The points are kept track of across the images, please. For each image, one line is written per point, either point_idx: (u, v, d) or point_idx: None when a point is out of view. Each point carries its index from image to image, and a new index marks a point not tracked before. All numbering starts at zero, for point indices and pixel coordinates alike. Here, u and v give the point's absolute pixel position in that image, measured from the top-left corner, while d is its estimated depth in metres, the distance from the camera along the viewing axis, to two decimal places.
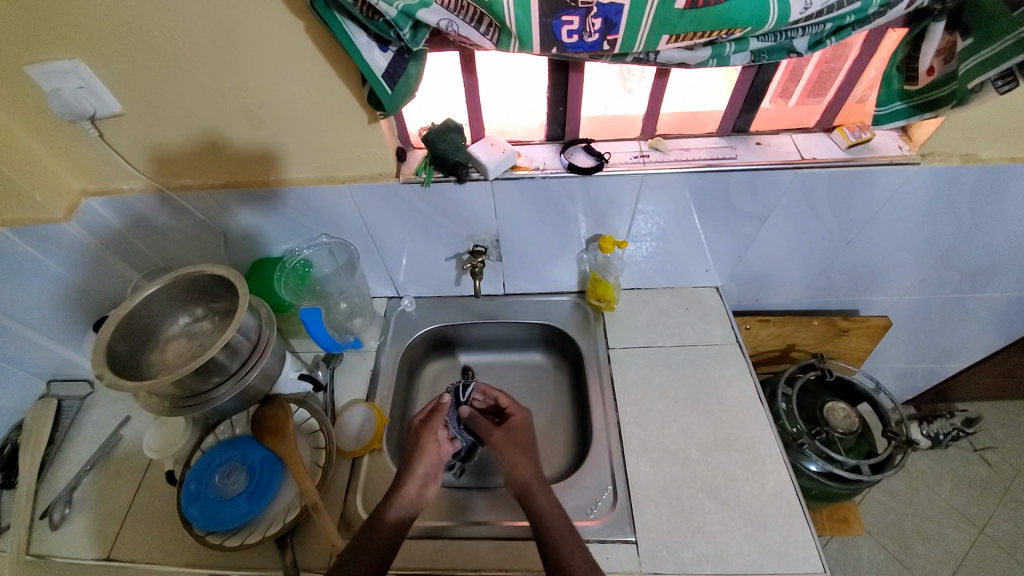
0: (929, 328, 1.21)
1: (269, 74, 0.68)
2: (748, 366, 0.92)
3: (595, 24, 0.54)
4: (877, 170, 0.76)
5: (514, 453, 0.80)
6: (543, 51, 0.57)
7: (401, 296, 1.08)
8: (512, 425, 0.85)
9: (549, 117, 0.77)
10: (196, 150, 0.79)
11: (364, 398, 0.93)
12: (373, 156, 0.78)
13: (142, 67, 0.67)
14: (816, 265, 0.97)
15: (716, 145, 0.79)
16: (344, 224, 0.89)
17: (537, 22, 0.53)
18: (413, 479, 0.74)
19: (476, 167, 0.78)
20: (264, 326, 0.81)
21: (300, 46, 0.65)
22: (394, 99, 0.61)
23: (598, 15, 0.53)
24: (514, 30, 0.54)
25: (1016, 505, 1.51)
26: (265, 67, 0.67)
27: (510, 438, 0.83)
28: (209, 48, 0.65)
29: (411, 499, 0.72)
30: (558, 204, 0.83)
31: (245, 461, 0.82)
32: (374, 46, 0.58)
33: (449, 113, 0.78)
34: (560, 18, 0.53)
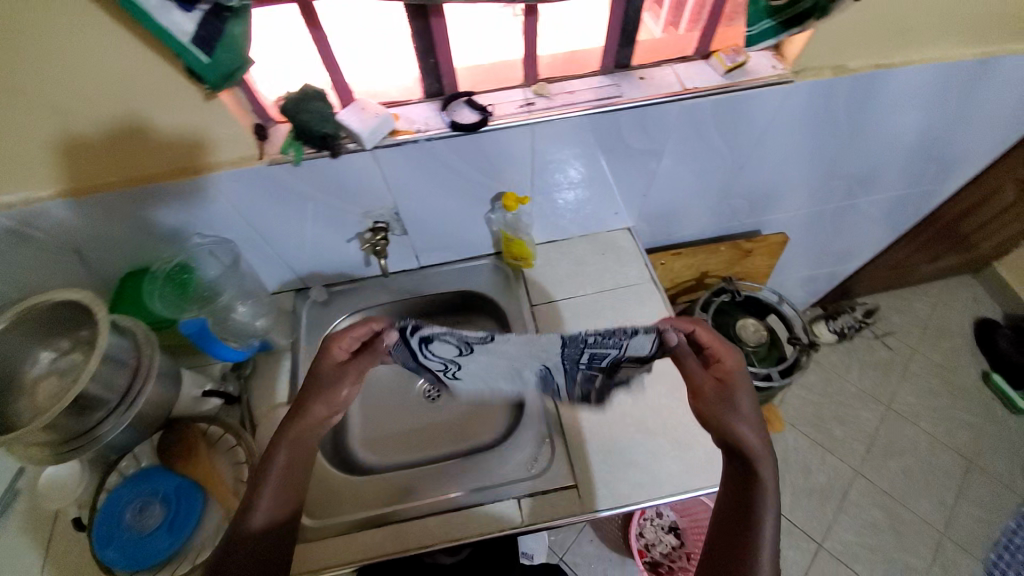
0: (825, 235, 1.30)
1: (74, 54, 0.56)
2: (664, 301, 0.95)
3: None
4: (755, 92, 0.77)
5: (722, 406, 0.62)
6: None
7: (309, 286, 1.01)
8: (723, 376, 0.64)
9: (421, 72, 0.71)
10: (14, 159, 0.66)
11: (284, 401, 0.88)
12: (226, 142, 0.70)
13: None
14: (717, 192, 0.99)
15: (600, 84, 0.76)
16: (220, 219, 0.80)
17: None
18: (327, 405, 0.67)
19: (351, 136, 0.71)
20: (143, 350, 0.75)
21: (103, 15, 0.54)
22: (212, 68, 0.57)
23: None
24: None
25: (910, 379, 1.74)
26: (67, 46, 0.55)
27: (725, 395, 0.63)
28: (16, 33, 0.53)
29: (317, 422, 0.66)
30: (450, 167, 0.78)
31: (158, 492, 0.76)
32: (173, 8, 0.52)
33: (307, 80, 0.70)
34: None
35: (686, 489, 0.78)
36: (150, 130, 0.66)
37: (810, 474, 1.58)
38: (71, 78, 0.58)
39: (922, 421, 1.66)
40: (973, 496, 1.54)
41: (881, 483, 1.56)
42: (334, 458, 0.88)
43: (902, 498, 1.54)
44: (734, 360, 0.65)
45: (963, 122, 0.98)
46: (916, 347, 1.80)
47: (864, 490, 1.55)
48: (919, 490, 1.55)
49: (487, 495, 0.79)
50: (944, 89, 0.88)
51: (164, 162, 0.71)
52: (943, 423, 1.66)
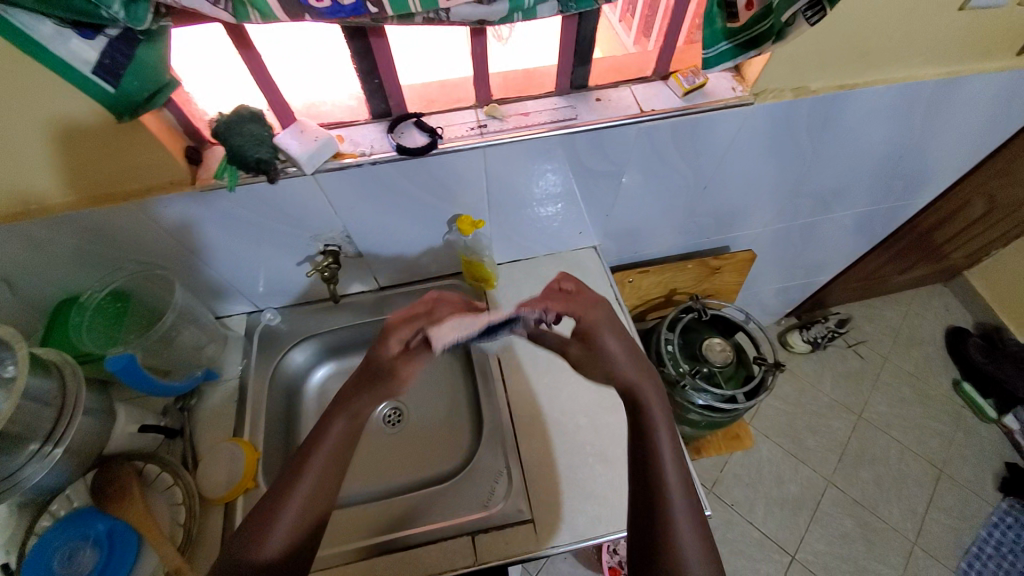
0: (795, 249, 1.30)
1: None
2: (629, 323, 0.93)
3: None
4: (714, 115, 0.75)
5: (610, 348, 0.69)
6: (295, 18, 0.49)
7: (263, 309, 0.97)
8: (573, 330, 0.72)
9: (366, 94, 0.67)
10: None
11: (231, 435, 0.84)
12: (154, 166, 0.65)
13: None
14: (683, 211, 0.98)
15: (556, 106, 0.73)
16: (156, 245, 0.76)
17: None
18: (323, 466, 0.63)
19: (290, 160, 0.67)
20: (69, 387, 0.70)
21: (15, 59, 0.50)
22: (121, 100, 0.54)
23: None
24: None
25: (881, 387, 1.75)
26: None
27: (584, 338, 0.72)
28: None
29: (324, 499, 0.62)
30: (400, 189, 0.74)
31: (90, 536, 0.70)
32: (72, 35, 0.49)
33: (246, 101, 0.67)
34: None
35: None
36: (95, 156, 0.62)
37: (783, 484, 1.58)
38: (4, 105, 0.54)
39: (893, 429, 1.68)
40: (940, 504, 1.56)
41: (853, 493, 1.57)
42: None
43: (872, 508, 1.55)
44: (579, 284, 0.74)
45: (926, 141, 0.98)
46: (887, 356, 1.81)
47: (836, 501, 1.55)
48: (889, 499, 1.56)
49: (440, 531, 0.76)
50: (906, 110, 0.88)
51: (108, 186, 0.66)
52: (912, 432, 1.67)
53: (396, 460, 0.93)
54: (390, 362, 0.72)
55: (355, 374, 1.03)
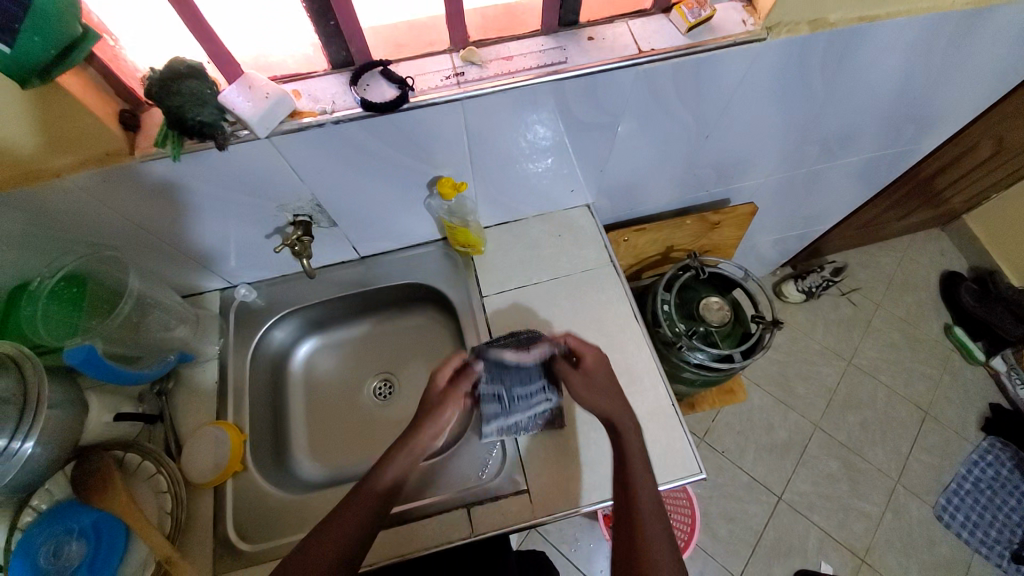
0: (797, 199, 1.24)
1: None
2: (624, 286, 0.88)
3: None
4: (720, 54, 0.66)
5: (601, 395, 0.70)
6: None
7: (236, 284, 0.91)
8: (587, 370, 0.71)
9: (322, 38, 0.58)
10: None
11: (213, 418, 0.80)
12: (83, 134, 0.56)
13: None
14: (682, 163, 0.91)
15: (543, 47, 0.64)
16: (103, 223, 0.68)
17: None
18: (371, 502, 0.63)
19: (240, 122, 0.58)
20: (31, 382, 0.65)
21: None
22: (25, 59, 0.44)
23: None
24: None
25: (873, 334, 1.76)
26: None
27: (589, 384, 0.71)
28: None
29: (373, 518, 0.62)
30: (370, 151, 0.67)
31: (75, 529, 0.68)
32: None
33: (182, 52, 0.57)
34: None
35: None
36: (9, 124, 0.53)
37: (773, 431, 1.62)
38: None
39: (882, 375, 1.70)
40: (924, 444, 1.61)
41: (840, 436, 1.61)
42: (274, 472, 0.83)
43: (858, 449, 1.60)
44: (597, 360, 0.72)
45: (946, 79, 0.90)
46: (881, 303, 1.81)
47: (824, 444, 1.60)
48: (875, 441, 1.61)
49: (435, 504, 0.75)
50: (930, 44, 0.79)
51: (34, 159, 0.58)
52: (901, 376, 1.70)
53: (388, 432, 0.92)
54: (437, 397, 0.70)
55: (340, 348, 0.99)
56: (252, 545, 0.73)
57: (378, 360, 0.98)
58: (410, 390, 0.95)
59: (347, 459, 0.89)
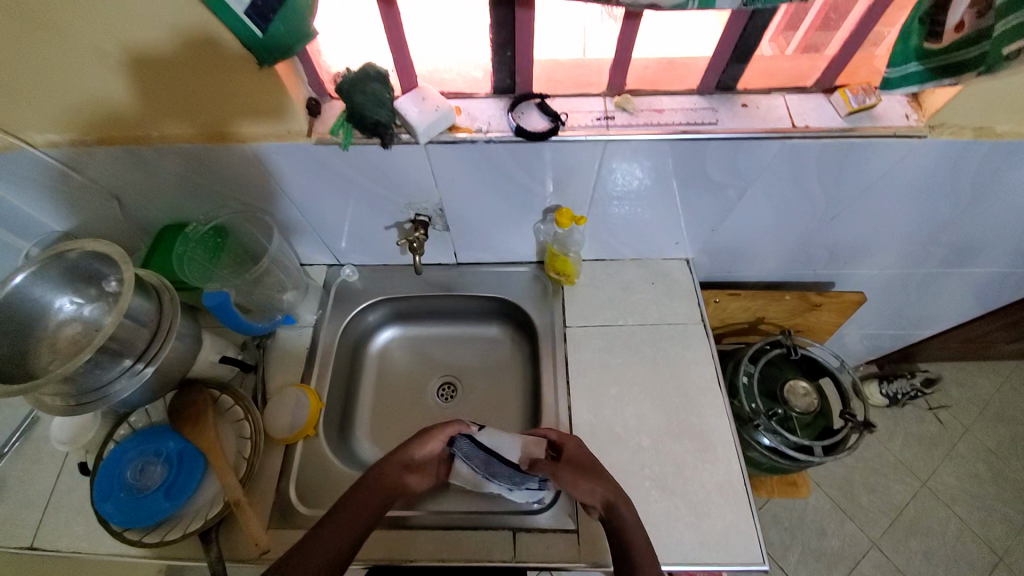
0: (904, 298, 1.16)
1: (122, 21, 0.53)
2: (711, 349, 0.86)
3: None
4: (875, 142, 0.65)
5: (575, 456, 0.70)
6: None
7: (342, 263, 0.97)
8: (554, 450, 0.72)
9: (494, 65, 0.63)
10: (38, 91, 0.61)
11: (299, 381, 0.86)
12: (274, 112, 0.64)
13: None
14: (795, 239, 0.89)
15: (694, 106, 0.66)
16: (258, 189, 0.76)
17: None
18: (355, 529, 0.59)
19: (405, 126, 0.64)
20: (164, 311, 0.73)
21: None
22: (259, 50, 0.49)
23: None
24: None
25: (958, 460, 1.59)
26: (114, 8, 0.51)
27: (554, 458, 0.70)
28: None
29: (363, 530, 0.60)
30: (505, 171, 0.71)
31: (162, 452, 0.76)
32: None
33: (373, 58, 0.64)
34: None
35: (696, 559, 0.71)
36: (193, 88, 0.61)
37: (824, 537, 1.48)
38: (146, 39, 0.55)
39: (959, 506, 1.52)
40: None
41: (899, 561, 1.45)
42: (338, 445, 0.87)
43: None
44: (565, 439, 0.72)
45: None
46: (971, 428, 1.64)
47: (879, 565, 1.45)
48: None
49: (486, 518, 0.76)
50: None
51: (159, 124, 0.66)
52: (982, 514, 1.51)
53: None
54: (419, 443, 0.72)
55: (415, 343, 1.03)
56: (310, 509, 0.77)
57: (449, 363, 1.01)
58: (473, 399, 0.97)
59: None
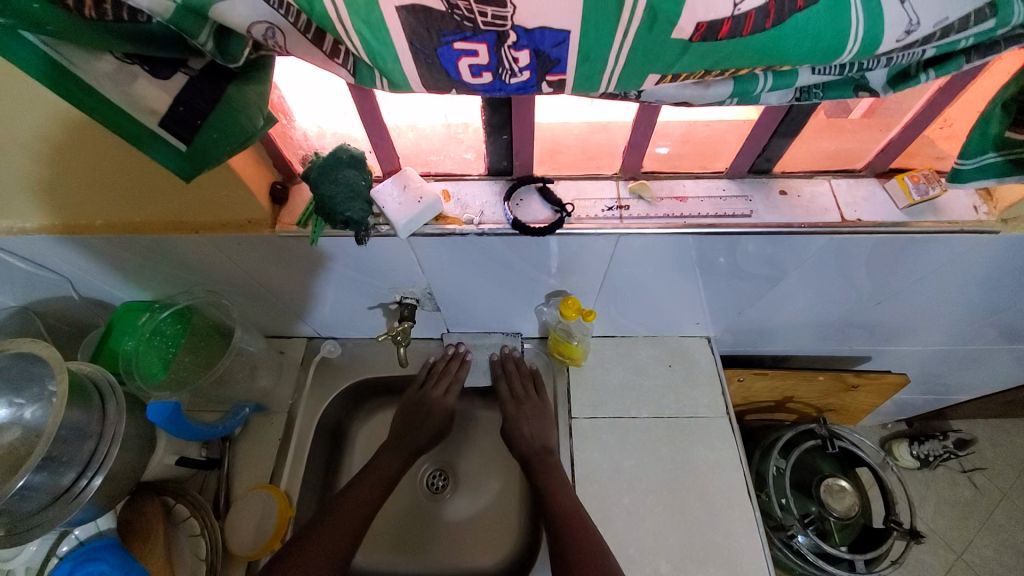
0: (946, 369, 1.05)
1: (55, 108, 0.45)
2: (738, 450, 0.75)
3: (520, 58, 0.29)
4: (939, 238, 0.55)
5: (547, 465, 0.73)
6: (433, 91, 0.32)
7: (323, 337, 0.87)
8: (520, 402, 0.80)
9: (488, 147, 0.54)
10: None
11: (267, 482, 0.75)
12: (235, 202, 0.54)
13: None
14: (831, 320, 0.79)
15: (724, 193, 0.56)
16: (221, 273, 0.67)
17: (407, 46, 0.28)
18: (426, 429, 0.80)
19: (384, 217, 0.55)
20: (108, 418, 0.63)
21: None
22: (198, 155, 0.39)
23: (523, 45, 0.28)
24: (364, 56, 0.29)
25: (998, 531, 1.45)
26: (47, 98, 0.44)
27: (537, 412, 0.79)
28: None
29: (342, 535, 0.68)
30: (504, 261, 0.61)
31: (105, 572, 0.65)
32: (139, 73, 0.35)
33: (348, 137, 0.55)
34: (455, 43, 0.28)
35: None
36: (139, 180, 0.52)
37: None
38: (82, 128, 0.47)
39: None
40: None
41: None
42: None
43: None
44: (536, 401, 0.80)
45: None
46: (1012, 493, 1.50)
47: None
48: None
49: None
50: None
51: (102, 212, 0.57)
52: None
53: (434, 537, 0.83)
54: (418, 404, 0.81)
55: None
56: None
57: (440, 448, 0.90)
58: (468, 492, 0.86)
59: (385, 557, 0.81)
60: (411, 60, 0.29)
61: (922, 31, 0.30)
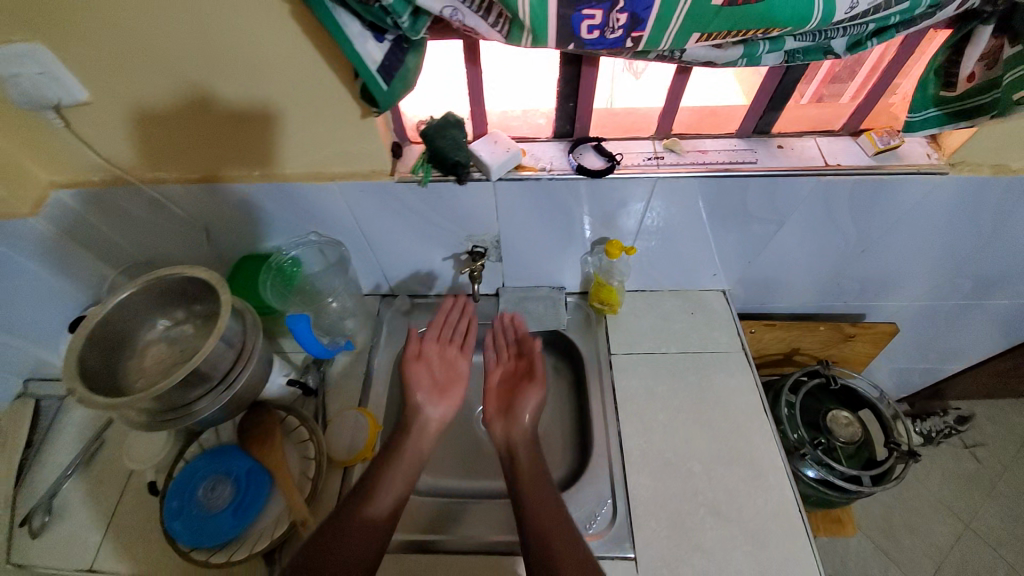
0: (933, 331, 1.20)
1: (254, 74, 0.63)
2: (754, 376, 0.90)
3: (620, 19, 0.47)
4: (901, 179, 0.72)
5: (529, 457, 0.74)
6: (559, 47, 0.51)
7: (395, 294, 1.02)
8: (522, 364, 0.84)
9: (557, 113, 0.72)
10: (159, 127, 0.70)
11: (356, 404, 0.89)
12: (366, 151, 0.72)
13: (122, 58, 0.61)
14: (828, 271, 0.94)
15: (735, 147, 0.74)
16: (334, 223, 0.84)
17: (555, 12, 0.46)
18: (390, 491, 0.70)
19: (478, 166, 0.72)
20: (248, 330, 0.77)
21: (300, 55, 0.60)
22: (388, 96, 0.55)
23: (624, 10, 0.46)
24: (528, 22, 0.47)
25: (1002, 501, 1.54)
26: (252, 67, 0.62)
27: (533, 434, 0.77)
28: (173, 31, 0.58)
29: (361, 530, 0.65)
30: (565, 206, 0.78)
31: (232, 472, 0.78)
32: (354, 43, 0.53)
33: (451, 107, 0.73)
34: (581, 11, 0.46)
35: None
36: (296, 133, 0.70)
37: None
38: (270, 91, 0.65)
39: (1006, 548, 1.46)
40: None
41: None
42: None
43: None
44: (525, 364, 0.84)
45: None
46: (1011, 467, 1.61)
47: None
48: None
49: None
50: None
51: (252, 167, 0.76)
52: None
53: (493, 463, 0.95)
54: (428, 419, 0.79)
55: None
56: None
57: None
58: None
59: (451, 480, 0.93)
60: (555, 22, 0.47)
61: (864, 6, 0.47)
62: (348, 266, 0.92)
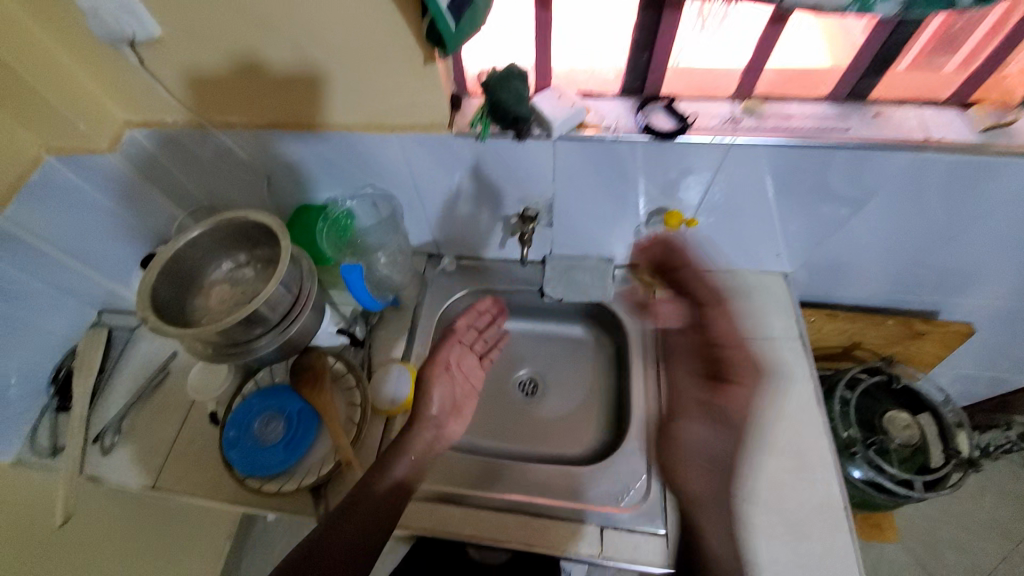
0: (1013, 338, 1.09)
1: (323, 16, 0.62)
2: (810, 366, 0.85)
3: None
4: (1012, 161, 0.64)
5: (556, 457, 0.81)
6: None
7: (442, 255, 1.03)
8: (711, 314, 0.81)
9: (629, 67, 0.69)
10: (227, 67, 0.71)
11: (399, 359, 0.91)
12: (428, 103, 0.70)
13: None
14: (904, 262, 0.87)
15: (822, 114, 0.68)
16: (389, 177, 0.84)
17: None
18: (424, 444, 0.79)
19: (539, 122, 0.70)
20: (304, 278, 0.79)
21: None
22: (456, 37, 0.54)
23: None
24: None
25: None
26: (322, 10, 0.61)
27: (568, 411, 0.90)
28: None
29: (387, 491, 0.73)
30: (626, 172, 0.75)
31: (285, 411, 0.83)
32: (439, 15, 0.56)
33: (513, 58, 0.70)
34: None
35: None
36: (361, 83, 0.70)
37: None
38: (339, 37, 0.64)
39: None
40: None
41: None
42: None
43: None
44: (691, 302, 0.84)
45: None
46: None
47: None
48: None
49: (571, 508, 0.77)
50: None
51: (317, 112, 0.76)
52: None
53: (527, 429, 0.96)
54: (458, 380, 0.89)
55: None
56: None
57: (533, 359, 1.04)
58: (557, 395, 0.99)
59: (486, 441, 0.94)
60: None
61: None
62: (400, 224, 0.91)
